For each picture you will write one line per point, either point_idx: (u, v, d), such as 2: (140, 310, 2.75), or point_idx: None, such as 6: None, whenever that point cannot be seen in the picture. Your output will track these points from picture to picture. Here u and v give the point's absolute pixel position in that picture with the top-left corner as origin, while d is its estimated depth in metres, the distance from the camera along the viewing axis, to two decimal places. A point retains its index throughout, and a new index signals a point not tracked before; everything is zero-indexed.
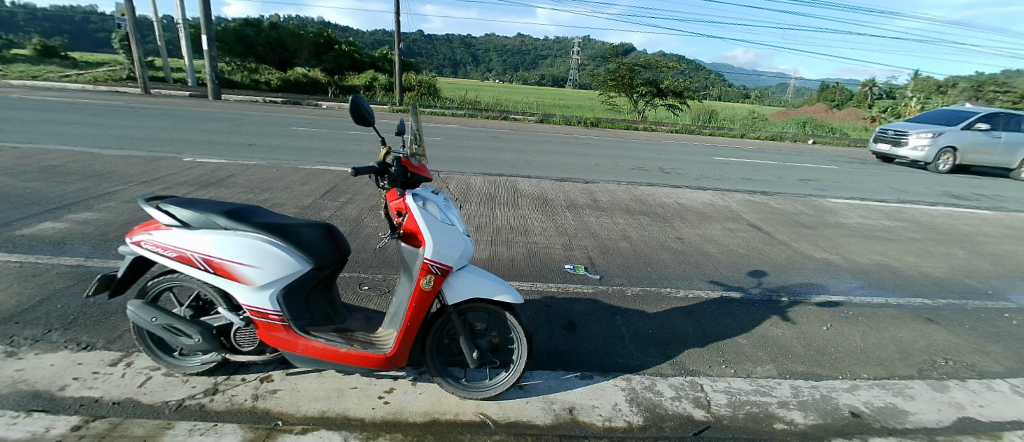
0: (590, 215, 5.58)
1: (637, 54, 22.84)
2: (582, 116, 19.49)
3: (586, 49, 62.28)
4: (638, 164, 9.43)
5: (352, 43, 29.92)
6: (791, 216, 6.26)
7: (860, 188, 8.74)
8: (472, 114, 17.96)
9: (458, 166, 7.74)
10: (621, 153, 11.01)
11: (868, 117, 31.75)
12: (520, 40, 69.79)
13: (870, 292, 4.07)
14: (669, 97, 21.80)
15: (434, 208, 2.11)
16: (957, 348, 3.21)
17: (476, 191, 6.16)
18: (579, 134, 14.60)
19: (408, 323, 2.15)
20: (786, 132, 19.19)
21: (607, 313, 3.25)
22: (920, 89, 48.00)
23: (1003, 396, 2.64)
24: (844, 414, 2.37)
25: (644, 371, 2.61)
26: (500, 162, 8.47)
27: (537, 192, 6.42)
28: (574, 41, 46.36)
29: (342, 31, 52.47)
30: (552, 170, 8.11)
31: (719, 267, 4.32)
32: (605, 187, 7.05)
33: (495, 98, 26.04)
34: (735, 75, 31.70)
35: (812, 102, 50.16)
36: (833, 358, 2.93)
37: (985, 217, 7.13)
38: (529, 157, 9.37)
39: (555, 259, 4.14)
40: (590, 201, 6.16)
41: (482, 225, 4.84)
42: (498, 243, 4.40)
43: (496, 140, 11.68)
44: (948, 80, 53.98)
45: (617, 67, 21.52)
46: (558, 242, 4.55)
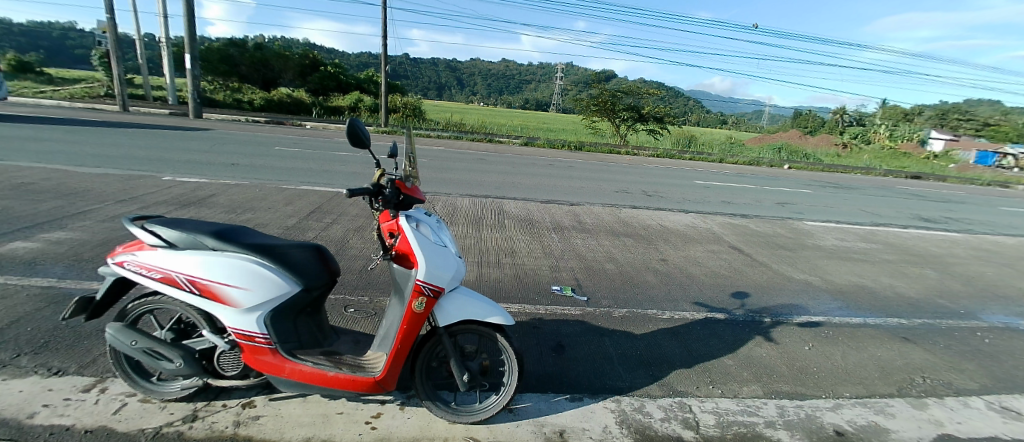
0: (576, 236, 5.65)
1: (618, 81, 23.62)
2: (566, 140, 19.87)
3: (570, 74, 64.12)
4: (622, 187, 9.63)
5: (338, 65, 30.08)
6: (771, 238, 6.45)
7: (835, 211, 9.09)
8: (458, 136, 18.15)
9: (445, 188, 7.77)
10: (605, 176, 11.23)
11: (839, 143, 33.32)
12: (505, 66, 71.50)
13: (849, 312, 4.19)
14: (650, 122, 22.44)
15: (427, 230, 2.13)
16: (933, 366, 3.32)
17: (462, 213, 6.19)
18: (563, 157, 14.87)
19: (399, 345, 2.13)
20: (763, 157, 19.93)
21: (595, 334, 3.26)
22: (888, 117, 50.71)
23: (980, 412, 2.74)
24: (829, 432, 2.43)
25: (634, 392, 2.63)
26: (486, 184, 8.54)
27: (523, 214, 6.48)
28: (558, 67, 47.49)
29: (328, 53, 52.89)
30: (537, 192, 8.21)
31: (702, 288, 4.40)
32: (590, 209, 7.17)
33: (480, 121, 26.39)
34: (713, 102, 32.94)
35: (788, 129, 52.41)
36: (815, 378, 3.00)
37: (955, 239, 7.48)
38: (515, 179, 9.48)
39: (542, 281, 4.15)
40: (575, 223, 6.25)
41: (470, 247, 4.85)
42: (484, 264, 4.41)
43: (482, 162, 11.82)
44: (913, 108, 56.96)
45: (600, 92, 22.17)
46: (545, 264, 4.58)
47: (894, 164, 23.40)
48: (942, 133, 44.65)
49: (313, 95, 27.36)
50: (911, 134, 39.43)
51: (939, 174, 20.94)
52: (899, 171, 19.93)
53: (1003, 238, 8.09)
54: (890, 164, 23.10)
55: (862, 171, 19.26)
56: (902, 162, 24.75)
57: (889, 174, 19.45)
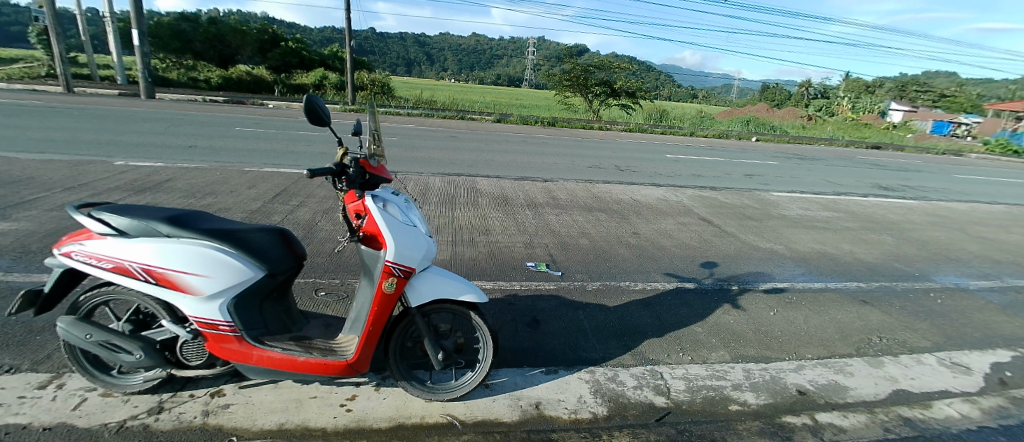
0: (550, 213, 5.64)
1: (591, 56, 23.41)
2: (539, 116, 19.67)
3: (542, 49, 63.28)
4: (594, 163, 9.63)
5: (299, 41, 28.68)
6: (739, 209, 6.61)
7: (800, 182, 9.37)
8: (428, 113, 17.76)
9: (416, 167, 7.61)
10: (577, 151, 11.21)
11: (804, 115, 34.23)
12: (476, 41, 69.86)
13: (811, 277, 4.38)
14: (622, 97, 22.41)
15: (395, 210, 2.06)
16: (890, 326, 3.55)
17: (434, 191, 6.08)
18: (536, 133, 14.73)
19: (370, 327, 2.09)
20: (732, 130, 20.30)
21: (570, 308, 3.28)
22: (852, 89, 52.26)
23: (930, 369, 3.00)
24: (792, 392, 2.64)
25: (607, 363, 2.70)
26: (458, 162, 8.39)
27: (496, 191, 6.43)
28: (528, 41, 46.55)
29: (289, 27, 50.32)
30: (510, 169, 8.15)
31: (672, 259, 4.48)
32: (563, 185, 7.16)
33: (451, 98, 25.81)
34: (684, 76, 33.12)
35: (757, 101, 53.41)
36: (780, 341, 3.16)
37: (911, 206, 7.85)
38: (488, 156, 9.36)
39: (517, 257, 4.14)
40: (549, 199, 6.24)
41: (442, 226, 4.79)
42: (458, 242, 4.37)
43: (454, 139, 11.59)
44: (875, 80, 58.77)
45: (572, 67, 22.00)
46: (519, 241, 4.58)
47: (856, 135, 24.28)
48: (902, 104, 46.35)
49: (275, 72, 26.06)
50: (872, 106, 40.87)
51: (898, 144, 21.81)
52: (861, 142, 20.66)
53: (957, 204, 8.54)
54: (852, 135, 23.96)
55: (825, 143, 19.90)
56: (863, 133, 25.65)
57: (850, 145, 20.17)
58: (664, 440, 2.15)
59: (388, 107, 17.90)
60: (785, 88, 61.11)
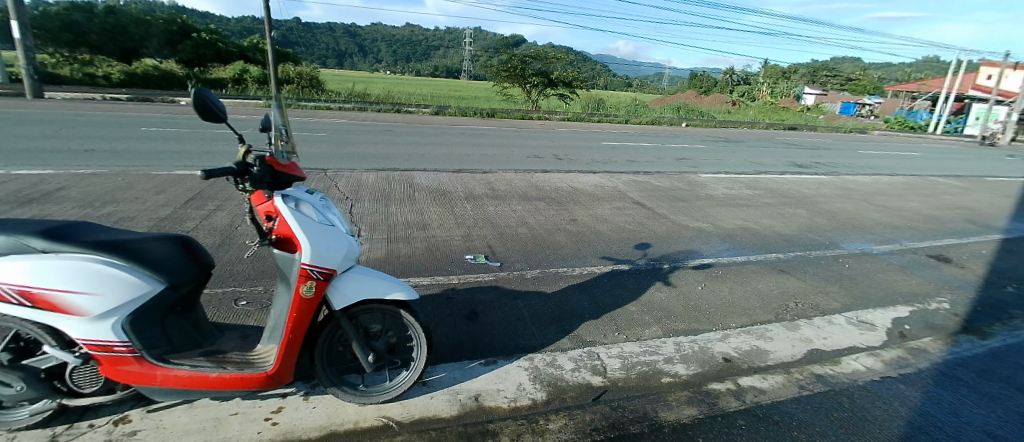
0: (488, 204, 5.62)
1: (527, 47, 23.59)
2: (478, 107, 19.54)
3: (482, 40, 62.88)
4: (532, 153, 9.71)
5: (214, 32, 26.48)
6: (670, 192, 6.95)
7: (725, 163, 10.01)
8: (362, 107, 17.15)
9: (349, 164, 7.30)
10: (516, 142, 11.27)
11: (729, 101, 36.61)
12: (413, 32, 68.05)
13: (735, 252, 4.69)
14: (559, 87, 22.81)
15: (309, 210, 1.94)
16: (803, 292, 3.88)
17: (368, 188, 5.86)
18: (475, 125, 14.62)
19: (290, 335, 1.97)
20: (664, 117, 21.32)
21: (508, 298, 3.30)
22: (771, 76, 56.54)
23: (836, 327, 3.33)
24: (718, 360, 2.82)
25: (545, 349, 2.74)
26: (394, 157, 8.14)
27: (434, 185, 6.31)
28: (465, 31, 46.02)
29: (203, 18, 46.32)
30: (448, 162, 8.03)
31: (608, 243, 4.63)
32: (501, 176, 7.17)
33: (388, 91, 24.96)
34: (618, 66, 34.24)
35: (688, 88, 56.34)
36: (708, 313, 3.36)
37: (821, 181, 8.64)
38: (425, 150, 9.16)
39: (455, 251, 4.09)
40: (487, 191, 6.22)
41: (377, 223, 4.62)
42: (394, 239, 4.25)
43: (389, 133, 11.24)
44: (790, 67, 63.92)
45: (509, 58, 22.05)
46: (457, 234, 4.53)
47: (775, 118, 26.32)
48: (813, 88, 50.84)
49: (188, 67, 23.90)
50: (788, 91, 44.48)
51: (810, 125, 23.93)
52: (778, 124, 22.45)
53: (858, 177, 9.51)
54: (771, 118, 25.94)
55: (747, 126, 21.42)
56: (780, 116, 27.87)
57: (769, 127, 21.85)
58: (600, 418, 2.22)
59: (318, 103, 17.02)
60: (713, 75, 64.94)
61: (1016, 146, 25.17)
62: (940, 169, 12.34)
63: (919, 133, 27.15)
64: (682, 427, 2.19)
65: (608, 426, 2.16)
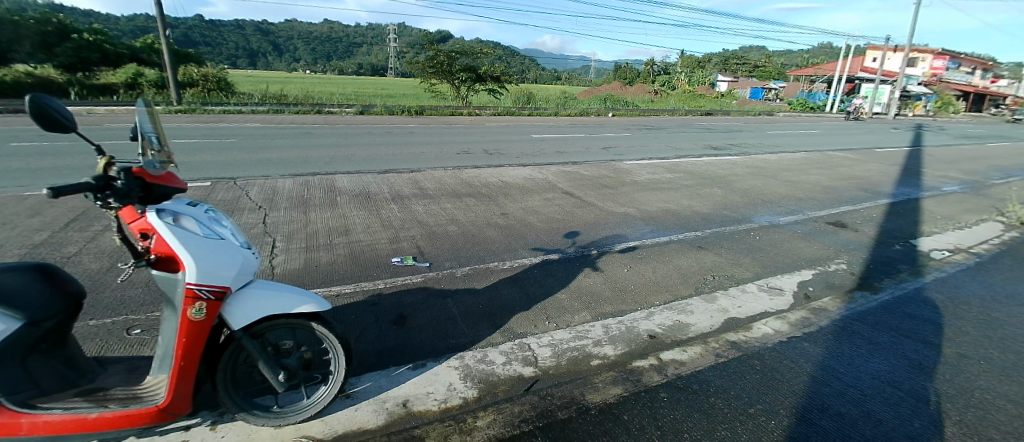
0: (416, 204, 5.52)
1: (454, 43, 23.42)
2: (406, 105, 19.18)
3: (410, 36, 61.57)
4: (462, 149, 9.66)
5: (99, 32, 23.72)
6: (597, 180, 7.21)
7: (648, 150, 10.56)
8: (277, 109, 16.21)
9: (264, 170, 6.85)
10: (445, 139, 11.16)
11: (651, 90, 38.67)
12: (337, 29, 65.16)
13: (658, 233, 4.95)
14: (488, 82, 22.90)
15: (192, 223, 1.79)
16: (719, 265, 4.18)
17: (286, 196, 5.52)
18: (403, 124, 14.31)
19: (182, 363, 1.80)
20: (591, 108, 22.10)
21: (437, 298, 3.25)
22: (689, 65, 60.30)
23: (747, 296, 3.61)
24: (644, 338, 2.95)
25: (476, 345, 2.73)
26: (314, 161, 7.75)
27: (359, 188, 6.09)
28: (389, 28, 44.76)
29: (86, 17, 41.29)
30: (373, 163, 7.78)
31: (538, 234, 4.71)
32: (429, 174, 7.06)
33: (310, 92, 23.73)
34: (547, 59, 34.90)
35: (616, 79, 58.71)
36: (633, 294, 3.52)
37: (733, 162, 9.35)
38: (349, 152, 8.82)
39: (381, 254, 3.97)
40: (415, 190, 6.11)
41: (296, 233, 4.37)
42: (315, 248, 4.04)
43: (309, 136, 10.69)
44: (706, 57, 68.64)
45: (435, 54, 21.75)
46: (384, 237, 4.39)
47: (693, 105, 28.19)
48: (727, 76, 54.97)
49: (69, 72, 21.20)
50: (704, 79, 47.76)
51: (725, 109, 25.88)
52: (695, 111, 24.06)
53: (765, 156, 10.42)
54: (689, 105, 27.74)
55: (668, 113, 22.76)
56: (698, 103, 29.88)
57: (688, 113, 23.36)
58: (529, 408, 2.24)
59: (228, 107, 15.84)
60: (638, 66, 68.23)
61: (894, 120, 28.82)
62: (834, 144, 13.82)
63: (817, 113, 30.25)
64: (608, 407, 2.27)
65: (536, 416, 2.19)
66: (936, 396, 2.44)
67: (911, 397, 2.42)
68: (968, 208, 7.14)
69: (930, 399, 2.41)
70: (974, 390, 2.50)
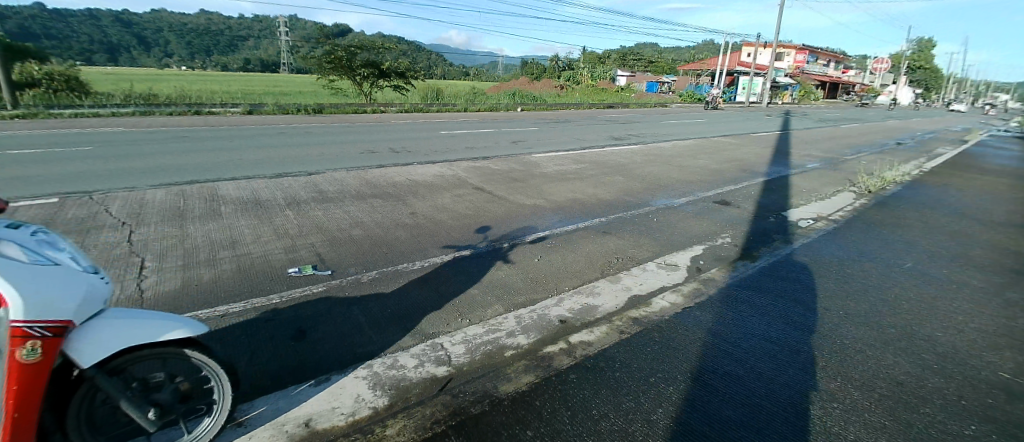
0: (317, 209, 5.19)
1: (353, 37, 22.35)
2: (303, 103, 17.95)
3: (307, 30, 57.53)
4: (366, 148, 9.25)
5: None
6: (507, 174, 7.35)
7: (554, 142, 11.01)
8: (144, 111, 14.21)
9: (127, 181, 5.97)
10: (347, 138, 10.63)
11: (558, 85, 40.37)
12: (220, 20, 58.71)
13: (566, 222, 5.18)
14: (393, 78, 22.24)
15: (15, 249, 1.49)
16: (621, 248, 4.49)
17: (158, 209, 4.86)
18: (301, 123, 13.32)
19: (12, 414, 1.46)
20: (501, 103, 22.50)
21: (342, 307, 3.09)
22: (592, 61, 63.84)
23: (646, 274, 3.92)
24: (555, 323, 3.07)
25: (385, 351, 2.64)
26: (192, 168, 6.91)
27: (248, 195, 5.56)
28: (280, 20, 41.37)
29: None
30: (265, 167, 7.15)
31: (449, 231, 4.68)
32: (330, 176, 6.67)
33: (187, 90, 21.06)
34: (455, 55, 34.77)
35: (527, 75, 60.30)
36: (543, 283, 3.65)
37: (632, 150, 10.10)
38: (235, 156, 8.03)
39: (278, 266, 3.67)
40: (315, 194, 5.74)
41: (171, 250, 3.88)
42: (197, 266, 3.61)
43: (184, 140, 9.54)
44: (608, 53, 73.16)
45: (332, 49, 20.55)
46: (280, 247, 4.07)
47: (596, 98, 29.96)
48: (626, 71, 59.13)
49: None
50: (605, 74, 50.93)
51: (625, 102, 27.86)
52: (598, 104, 25.59)
53: (660, 144, 11.40)
54: (593, 98, 29.44)
55: (573, 107, 23.93)
56: (601, 96, 31.82)
57: (591, 106, 24.76)
58: (442, 409, 2.21)
59: (76, 109, 13.53)
60: (546, 61, 70.61)
61: (764, 108, 33.15)
62: (715, 130, 15.54)
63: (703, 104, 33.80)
64: (520, 395, 2.31)
65: (449, 415, 2.16)
66: (803, 346, 2.84)
67: (784, 349, 2.80)
68: (822, 182, 8.43)
69: (797, 349, 2.81)
70: (830, 337, 2.97)
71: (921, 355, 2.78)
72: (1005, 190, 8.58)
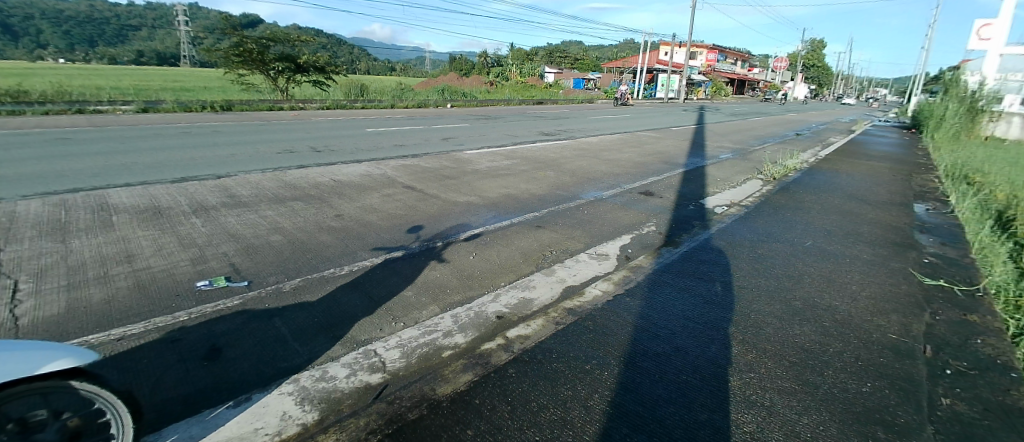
0: (228, 215, 4.73)
1: (264, 29, 20.66)
2: (209, 99, 16.30)
3: (211, 20, 52.18)
4: (283, 148, 8.62)
5: None
6: (439, 171, 7.23)
7: (485, 138, 11.03)
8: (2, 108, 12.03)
9: None
10: (262, 137, 9.83)
11: (488, 81, 40.51)
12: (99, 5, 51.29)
13: (500, 218, 5.22)
14: (311, 73, 20.96)
15: None
16: (554, 240, 4.61)
17: (27, 222, 4.15)
18: (206, 122, 12.09)
19: None
20: (430, 99, 22.09)
21: (261, 320, 2.84)
22: (521, 58, 64.83)
23: (578, 264, 4.07)
24: (492, 320, 3.07)
25: (313, 363, 2.47)
26: (72, 174, 5.99)
27: (145, 202, 4.93)
28: (175, 6, 37.07)
29: None
30: (165, 171, 6.39)
31: (380, 233, 4.49)
32: (242, 179, 6.12)
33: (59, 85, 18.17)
34: (379, 50, 33.50)
35: (457, 71, 59.73)
36: (479, 280, 3.64)
37: (561, 145, 10.41)
38: (126, 159, 7.08)
39: (182, 280, 3.28)
40: (226, 199, 5.23)
41: (44, 268, 3.32)
42: (80, 285, 3.12)
43: (57, 141, 8.22)
44: (536, 51, 74.73)
45: (241, 40, 18.84)
46: (184, 259, 3.64)
47: (526, 94, 30.50)
48: (554, 68, 60.83)
49: None
50: (534, 71, 51.97)
51: (554, 99, 28.66)
52: (527, 100, 26.07)
53: (587, 138, 11.87)
54: (523, 95, 29.93)
55: (504, 103, 24.16)
56: (530, 92, 32.44)
57: (521, 102, 25.15)
58: (377, 418, 2.09)
59: None
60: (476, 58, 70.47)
61: (680, 103, 35.81)
62: (637, 125, 16.51)
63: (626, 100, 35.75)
64: (459, 395, 2.27)
65: (385, 423, 2.05)
66: (722, 323, 3.11)
67: (706, 327, 3.05)
68: (732, 171, 9.28)
69: (717, 326, 3.07)
70: (744, 312, 3.29)
71: (819, 323, 3.15)
72: (879, 173, 10.00)
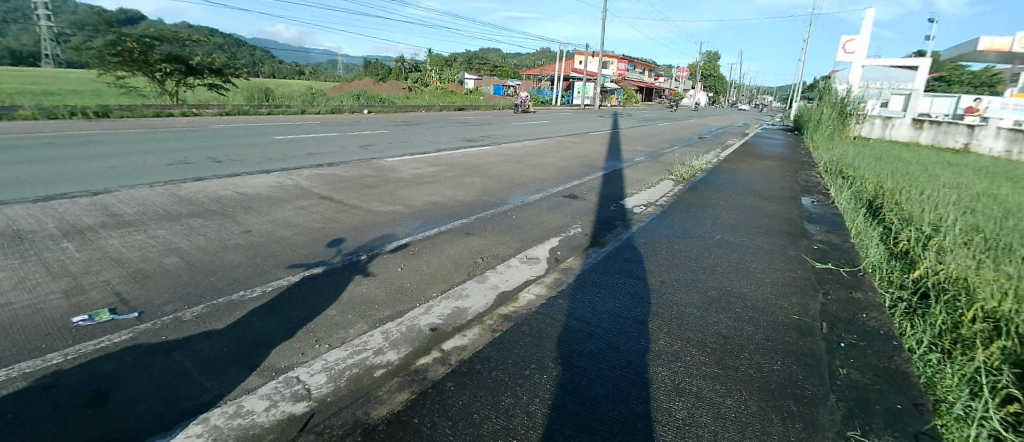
0: (106, 237, 4.06)
1: (145, 25, 18.34)
2: (76, 104, 14.04)
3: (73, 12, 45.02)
4: (175, 158, 7.66)
5: None
6: (359, 180, 6.90)
7: (407, 145, 10.79)
8: None
9: None
10: (147, 146, 8.66)
11: (406, 87, 39.74)
12: None
13: (428, 226, 5.09)
14: (206, 74, 19.13)
15: None
16: (485, 247, 4.60)
17: None
18: (71, 130, 10.36)
19: None
20: (345, 104, 21.12)
21: (155, 356, 2.45)
22: (441, 64, 64.60)
23: (510, 269, 4.09)
24: (426, 333, 2.97)
25: (225, 399, 2.18)
26: None
27: None
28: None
29: None
30: (19, 188, 5.34)
31: (295, 249, 4.15)
32: (124, 195, 5.31)
33: None
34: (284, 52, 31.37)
35: (374, 76, 57.80)
36: (410, 292, 3.50)
37: (485, 151, 10.49)
38: None
39: (46, 317, 2.73)
40: (103, 219, 4.49)
41: None
42: None
43: None
44: (456, 57, 74.97)
45: (116, 38, 16.52)
46: (47, 291, 3.04)
47: (446, 100, 30.44)
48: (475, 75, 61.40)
49: None
50: (455, 77, 52.04)
51: (475, 105, 28.91)
52: (449, 106, 26.02)
53: (509, 144, 12.10)
54: (443, 101, 29.81)
55: (424, 109, 23.86)
56: (452, 99, 32.42)
57: (442, 109, 25.03)
58: None
59: None
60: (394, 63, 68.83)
61: (595, 109, 38.02)
62: (556, 130, 17.21)
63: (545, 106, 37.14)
64: (396, 416, 2.14)
65: None
66: (648, 317, 3.30)
67: (634, 322, 3.22)
68: (645, 172, 10.00)
69: (644, 320, 3.25)
70: (667, 305, 3.52)
71: (731, 310, 3.48)
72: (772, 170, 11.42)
